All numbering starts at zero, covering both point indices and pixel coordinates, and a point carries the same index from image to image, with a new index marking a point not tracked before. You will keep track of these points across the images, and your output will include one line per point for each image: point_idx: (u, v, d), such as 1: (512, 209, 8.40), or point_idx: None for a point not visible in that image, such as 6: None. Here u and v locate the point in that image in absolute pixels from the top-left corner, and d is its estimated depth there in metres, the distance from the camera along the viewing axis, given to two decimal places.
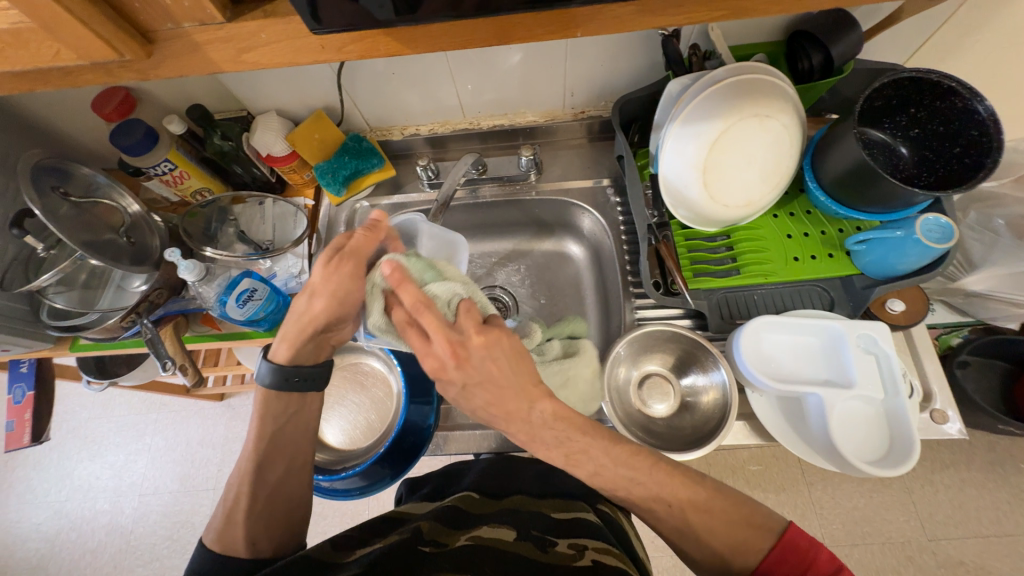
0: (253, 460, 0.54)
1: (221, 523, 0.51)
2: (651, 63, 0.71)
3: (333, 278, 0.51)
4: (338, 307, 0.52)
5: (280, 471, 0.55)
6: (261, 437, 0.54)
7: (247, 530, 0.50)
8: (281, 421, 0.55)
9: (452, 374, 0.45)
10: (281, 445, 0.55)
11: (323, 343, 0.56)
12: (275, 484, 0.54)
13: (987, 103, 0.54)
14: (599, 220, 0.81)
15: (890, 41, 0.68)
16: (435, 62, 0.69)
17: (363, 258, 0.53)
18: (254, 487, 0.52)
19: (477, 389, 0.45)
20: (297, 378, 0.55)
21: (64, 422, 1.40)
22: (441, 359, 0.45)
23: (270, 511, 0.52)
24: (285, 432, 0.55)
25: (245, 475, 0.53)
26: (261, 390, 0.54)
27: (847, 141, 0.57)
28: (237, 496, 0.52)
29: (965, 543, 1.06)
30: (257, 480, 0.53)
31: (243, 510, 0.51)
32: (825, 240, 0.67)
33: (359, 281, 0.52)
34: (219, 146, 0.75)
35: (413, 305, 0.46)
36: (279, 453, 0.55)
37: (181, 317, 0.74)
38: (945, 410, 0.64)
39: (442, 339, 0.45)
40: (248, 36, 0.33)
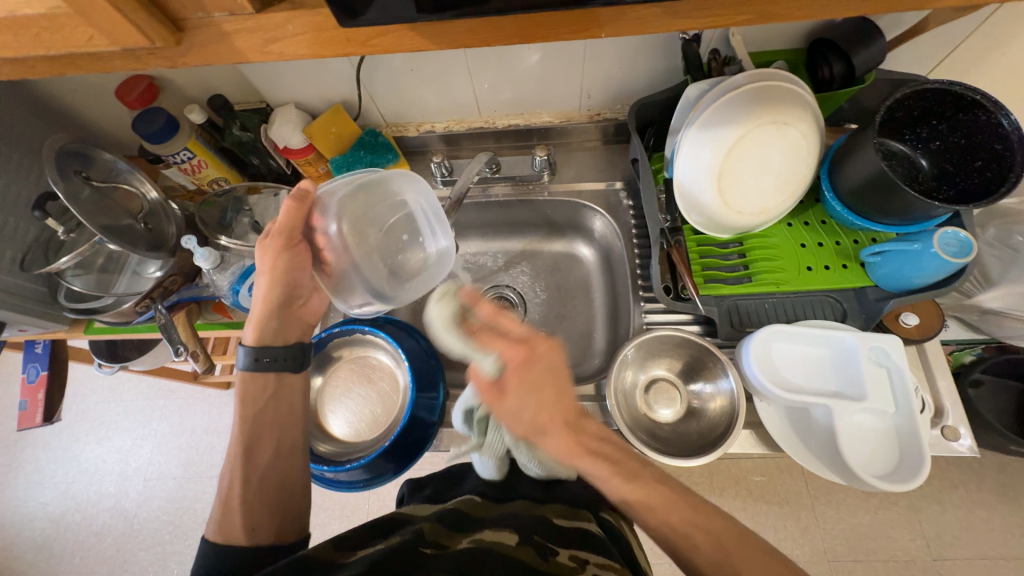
0: (239, 443, 0.56)
1: (218, 513, 0.52)
2: (669, 67, 0.71)
3: (269, 257, 0.58)
4: (280, 281, 0.59)
5: (267, 455, 0.56)
6: (246, 420, 0.56)
7: (244, 515, 0.51)
8: (261, 404, 0.58)
9: (533, 366, 0.53)
10: (265, 426, 0.57)
11: (287, 319, 0.61)
12: (264, 468, 0.55)
13: (1011, 117, 0.53)
14: (610, 222, 0.81)
15: (914, 51, 0.67)
16: (454, 60, 0.69)
17: (291, 233, 0.58)
18: (244, 470, 0.54)
19: (545, 386, 0.53)
20: (267, 358, 0.58)
21: (73, 404, 1.42)
22: (530, 349, 0.54)
23: (261, 495, 0.53)
24: (266, 414, 0.58)
25: (234, 462, 0.55)
26: (244, 374, 0.58)
27: (866, 152, 0.57)
28: (230, 485, 0.53)
29: (972, 565, 1.05)
30: (247, 466, 0.54)
31: (237, 495, 0.52)
32: (840, 250, 0.67)
33: (292, 252, 0.59)
34: (238, 137, 0.76)
35: (495, 314, 0.58)
36: (262, 434, 0.57)
37: (194, 305, 0.75)
38: (957, 427, 0.63)
39: (532, 333, 0.55)
40: (275, 27, 0.34)
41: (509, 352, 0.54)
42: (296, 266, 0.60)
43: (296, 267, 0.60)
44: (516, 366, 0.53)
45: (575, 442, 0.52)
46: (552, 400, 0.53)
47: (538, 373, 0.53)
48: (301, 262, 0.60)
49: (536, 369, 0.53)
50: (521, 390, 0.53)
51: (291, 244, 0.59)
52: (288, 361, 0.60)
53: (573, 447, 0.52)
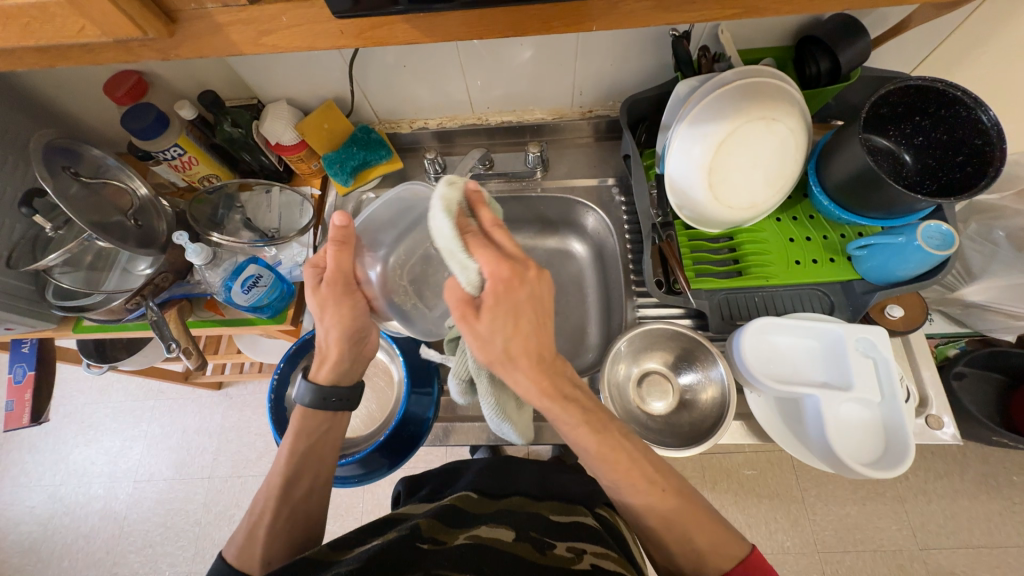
0: (281, 474, 0.56)
1: (242, 539, 0.53)
2: (660, 64, 0.72)
3: (329, 309, 0.53)
4: (345, 327, 0.54)
5: (308, 486, 0.56)
6: (292, 453, 0.56)
7: (264, 549, 0.51)
8: (314, 438, 0.58)
9: (519, 287, 0.43)
10: (310, 460, 0.57)
11: (356, 360, 0.59)
12: (298, 501, 0.55)
13: (991, 113, 0.55)
14: (603, 219, 0.82)
15: (898, 49, 0.68)
16: (446, 56, 0.69)
17: (345, 274, 0.52)
18: (279, 502, 0.54)
19: (521, 312, 0.43)
20: (335, 398, 0.58)
21: (61, 406, 1.40)
22: (517, 269, 0.43)
23: (290, 527, 0.54)
24: (317, 449, 0.58)
25: (270, 493, 0.55)
26: (303, 411, 0.58)
27: (852, 147, 0.58)
28: (260, 513, 0.54)
29: (956, 554, 1.07)
30: (282, 496, 0.55)
31: (264, 527, 0.52)
32: (827, 244, 0.68)
33: (350, 296, 0.53)
34: (229, 133, 0.76)
35: (493, 221, 0.45)
36: (306, 468, 0.57)
37: (185, 303, 0.75)
38: (940, 415, 0.65)
39: (523, 252, 0.44)
40: (269, 19, 0.34)
41: (494, 267, 0.42)
42: (357, 312, 0.54)
43: (360, 313, 0.54)
44: (498, 285, 0.42)
45: (547, 384, 0.45)
46: (531, 332, 0.44)
47: (523, 298, 0.43)
48: (362, 306, 0.54)
49: (520, 293, 0.43)
50: (498, 313, 0.42)
51: (349, 289, 0.53)
52: (346, 399, 0.59)
53: (542, 386, 0.45)
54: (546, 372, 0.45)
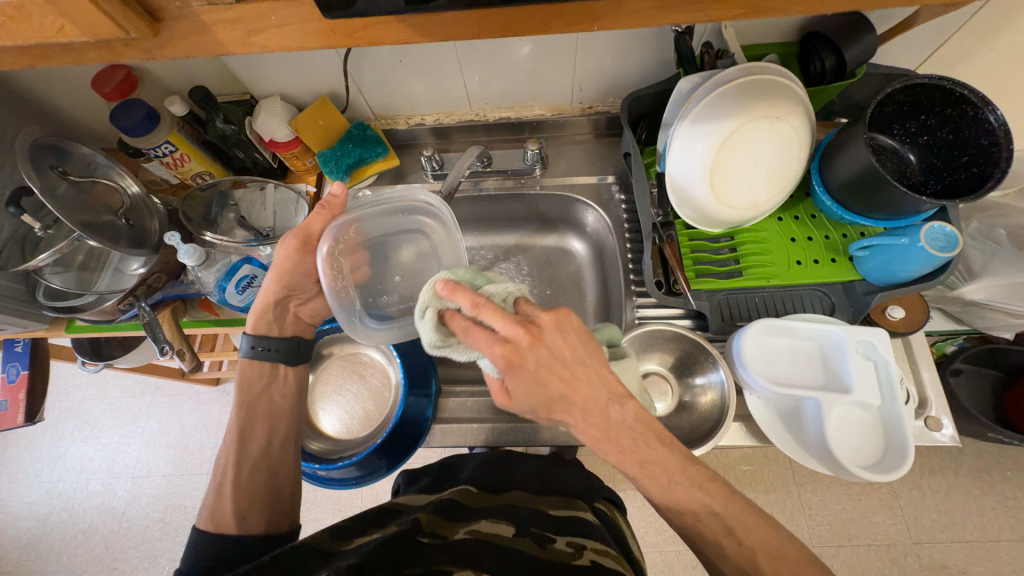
0: (236, 431, 0.58)
1: (212, 501, 0.53)
2: (661, 60, 0.70)
3: (282, 254, 0.59)
4: (283, 278, 0.60)
5: (264, 438, 0.59)
6: (241, 405, 0.60)
7: (233, 506, 0.52)
8: (256, 391, 0.61)
9: (526, 361, 0.43)
10: (259, 411, 0.60)
11: (282, 314, 0.64)
12: (257, 457, 0.58)
13: (998, 112, 0.54)
14: (602, 217, 0.81)
15: (904, 46, 0.67)
16: (444, 51, 0.68)
17: (309, 234, 0.59)
18: (239, 456, 0.57)
19: (544, 382, 0.44)
20: (262, 347, 0.62)
21: (57, 402, 1.39)
22: (515, 347, 0.43)
23: (254, 480, 0.55)
24: (260, 401, 0.61)
25: (229, 451, 0.57)
26: (242, 361, 0.62)
27: (856, 146, 0.57)
28: (224, 472, 0.55)
29: (950, 548, 1.08)
30: (241, 452, 0.57)
31: (229, 484, 0.54)
32: (829, 244, 0.67)
33: (303, 254, 0.60)
34: (222, 129, 0.74)
35: (474, 303, 0.43)
36: (256, 421, 0.60)
37: (180, 302, 0.73)
38: (940, 417, 0.65)
39: (513, 324, 0.43)
40: (258, 18, 0.32)
41: (492, 357, 0.43)
42: (306, 270, 0.61)
43: (306, 271, 0.61)
44: (510, 372, 0.43)
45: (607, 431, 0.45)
46: (568, 392, 0.44)
47: (537, 369, 0.43)
48: (310, 266, 0.61)
49: (528, 364, 0.43)
50: (526, 391, 0.44)
51: (307, 248, 0.60)
52: (282, 352, 0.63)
53: (593, 438, 0.46)
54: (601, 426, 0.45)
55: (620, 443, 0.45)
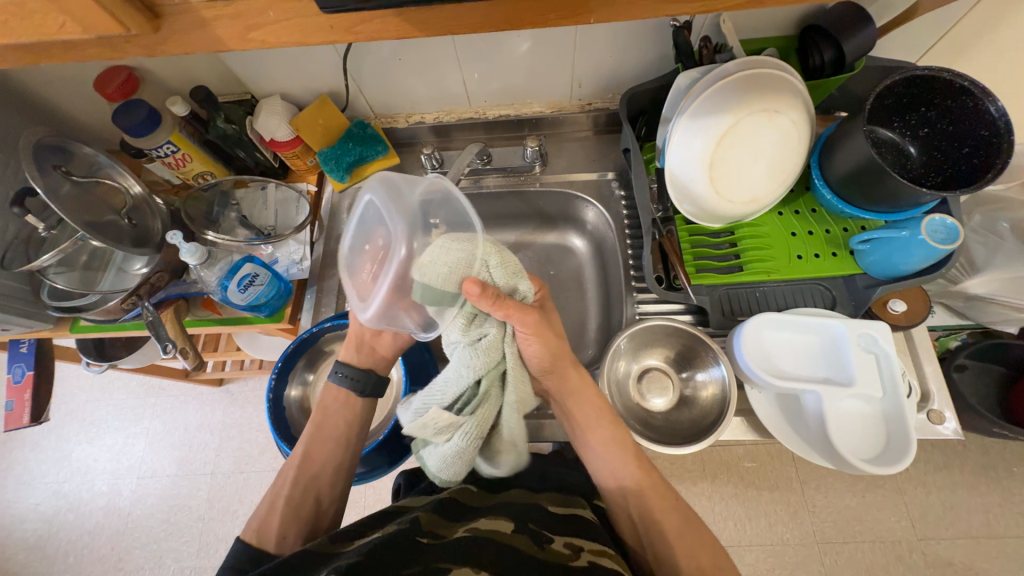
0: (303, 447, 0.60)
1: (263, 515, 0.56)
2: (660, 55, 0.70)
3: None
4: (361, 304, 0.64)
5: (326, 461, 0.60)
6: (313, 428, 0.61)
7: (278, 524, 0.55)
8: (329, 412, 0.62)
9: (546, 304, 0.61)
10: (329, 437, 0.61)
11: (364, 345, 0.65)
12: (315, 473, 0.59)
13: (999, 103, 0.53)
14: (602, 213, 0.81)
15: (905, 39, 0.67)
16: (443, 50, 0.68)
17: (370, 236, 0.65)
18: (297, 473, 0.58)
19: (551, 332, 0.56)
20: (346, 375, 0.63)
21: (62, 404, 1.40)
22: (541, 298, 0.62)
23: (303, 501, 0.57)
24: (329, 423, 0.62)
25: (292, 465, 0.59)
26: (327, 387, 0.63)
27: (855, 139, 0.57)
28: (280, 486, 0.57)
29: (955, 544, 1.08)
30: (302, 469, 0.59)
31: (282, 499, 0.56)
32: (829, 239, 0.67)
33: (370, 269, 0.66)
34: (222, 129, 0.74)
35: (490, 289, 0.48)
36: (322, 440, 0.61)
37: (182, 301, 0.73)
38: (942, 410, 0.64)
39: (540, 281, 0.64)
40: (256, 13, 0.32)
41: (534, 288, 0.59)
42: None
43: None
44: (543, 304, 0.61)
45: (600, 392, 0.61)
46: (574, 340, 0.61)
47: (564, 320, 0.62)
48: None
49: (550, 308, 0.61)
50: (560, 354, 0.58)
51: None
52: (361, 383, 0.63)
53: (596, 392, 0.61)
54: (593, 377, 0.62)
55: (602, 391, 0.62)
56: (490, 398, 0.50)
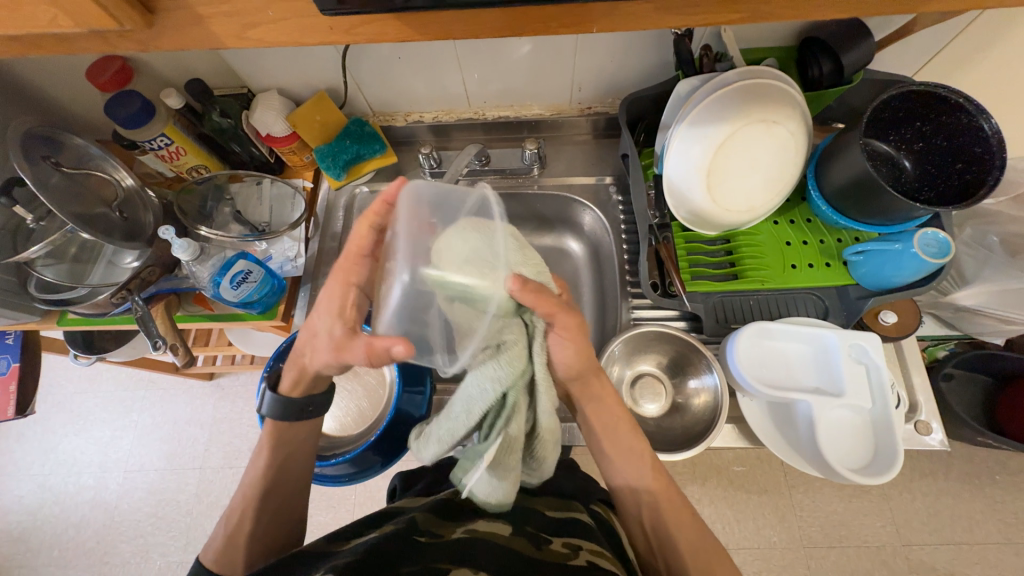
0: (263, 475, 0.57)
1: (223, 542, 0.55)
2: (660, 61, 0.70)
3: (325, 299, 0.50)
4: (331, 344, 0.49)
5: (289, 490, 0.59)
6: (272, 463, 0.58)
7: (246, 551, 0.54)
8: (293, 441, 0.59)
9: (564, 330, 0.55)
10: (293, 470, 0.59)
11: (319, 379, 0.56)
12: (280, 496, 0.58)
13: (993, 121, 0.54)
14: (600, 217, 0.81)
15: (903, 53, 0.68)
16: (444, 50, 0.68)
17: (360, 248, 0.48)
18: (262, 499, 0.57)
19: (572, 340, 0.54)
20: (308, 407, 0.58)
21: (48, 396, 1.38)
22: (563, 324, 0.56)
23: (271, 524, 0.57)
24: (296, 451, 0.60)
25: (252, 491, 0.57)
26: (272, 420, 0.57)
27: (852, 152, 0.57)
28: (245, 512, 0.56)
29: (938, 550, 1.10)
30: (266, 494, 0.57)
31: (250, 526, 0.55)
32: (823, 249, 0.68)
33: (347, 289, 0.49)
34: (218, 123, 0.74)
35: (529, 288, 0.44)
36: (287, 467, 0.59)
37: (174, 297, 0.72)
38: (929, 421, 0.65)
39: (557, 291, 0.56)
40: (253, 12, 0.32)
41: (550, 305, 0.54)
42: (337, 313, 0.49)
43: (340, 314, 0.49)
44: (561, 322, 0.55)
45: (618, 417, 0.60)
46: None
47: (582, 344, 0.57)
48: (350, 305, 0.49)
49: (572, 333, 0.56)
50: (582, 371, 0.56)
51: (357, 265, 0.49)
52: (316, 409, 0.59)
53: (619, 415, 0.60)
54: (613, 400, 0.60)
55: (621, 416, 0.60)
56: (518, 413, 0.45)
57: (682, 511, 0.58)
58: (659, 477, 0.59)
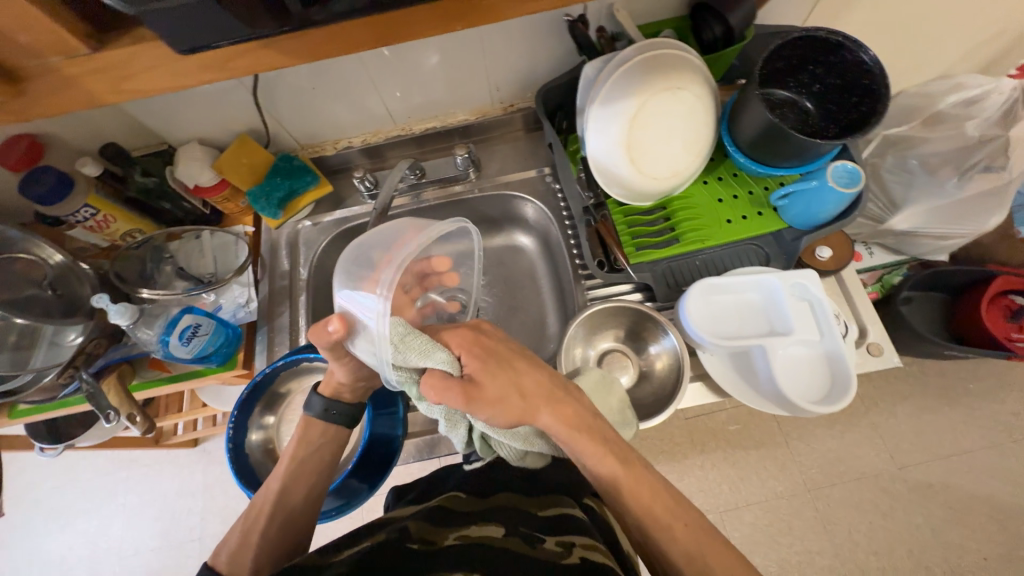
0: (280, 481, 0.58)
1: (235, 546, 0.55)
2: (566, 49, 0.72)
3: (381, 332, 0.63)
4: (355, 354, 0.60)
5: (308, 486, 0.59)
6: (293, 460, 0.59)
7: (255, 557, 0.53)
8: (313, 447, 0.61)
9: (487, 346, 0.54)
10: (308, 470, 0.60)
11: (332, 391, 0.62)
12: (295, 504, 0.58)
13: (871, 53, 0.57)
14: (542, 209, 0.82)
15: (789, 3, 0.71)
16: (354, 72, 0.69)
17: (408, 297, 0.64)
18: (275, 506, 0.57)
19: (505, 389, 0.52)
20: (334, 410, 0.62)
21: (24, 496, 1.31)
22: (478, 334, 0.55)
23: (283, 530, 0.56)
24: (314, 457, 0.61)
25: (269, 496, 0.58)
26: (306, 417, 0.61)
27: (752, 104, 0.60)
28: (256, 515, 0.57)
29: (931, 466, 1.17)
30: (279, 502, 0.57)
31: (259, 531, 0.55)
32: (753, 200, 0.70)
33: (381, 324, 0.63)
34: (142, 183, 0.73)
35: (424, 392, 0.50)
36: (301, 475, 0.59)
37: (126, 365, 0.71)
38: (879, 342, 0.67)
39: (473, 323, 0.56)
40: (122, 64, 0.32)
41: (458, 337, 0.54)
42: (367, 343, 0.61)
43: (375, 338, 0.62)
44: (471, 348, 0.53)
45: (570, 416, 0.54)
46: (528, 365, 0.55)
47: (498, 346, 0.55)
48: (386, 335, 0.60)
49: (491, 349, 0.54)
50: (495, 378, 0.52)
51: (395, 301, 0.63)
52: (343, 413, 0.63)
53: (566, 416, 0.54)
54: (564, 402, 0.55)
55: (583, 424, 0.54)
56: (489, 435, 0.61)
57: (670, 509, 0.52)
58: (630, 472, 0.53)
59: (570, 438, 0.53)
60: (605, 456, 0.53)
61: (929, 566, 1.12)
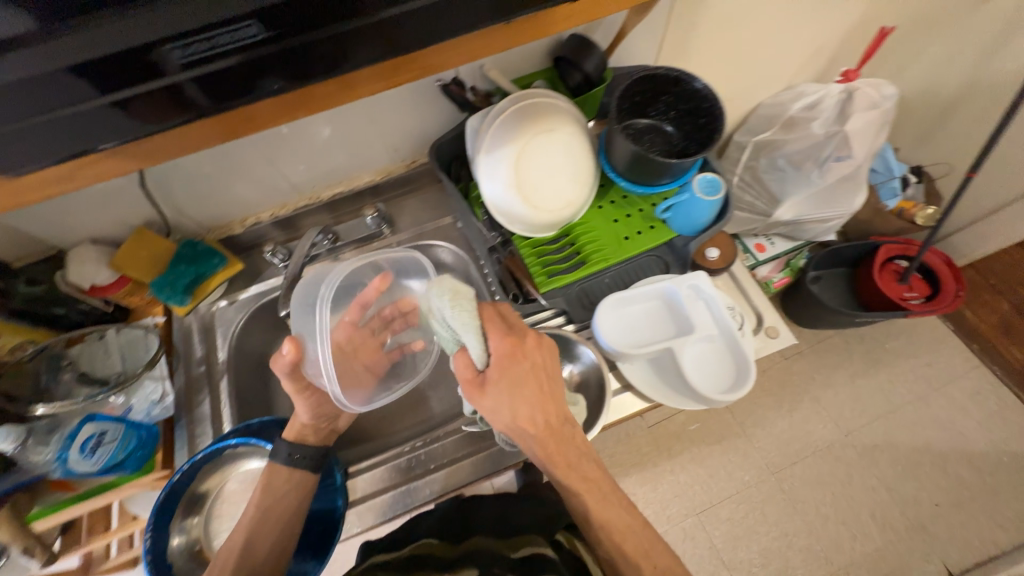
0: (247, 532, 0.61)
1: None
2: (450, 107, 0.77)
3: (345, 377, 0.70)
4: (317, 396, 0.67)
5: (271, 534, 0.62)
6: (259, 507, 0.62)
7: None
8: (279, 492, 0.64)
9: (520, 359, 0.54)
10: (270, 521, 0.62)
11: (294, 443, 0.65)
12: (260, 555, 0.60)
13: (702, 81, 0.67)
14: (456, 252, 0.87)
15: (638, 46, 0.81)
16: (249, 152, 0.71)
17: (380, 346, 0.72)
18: (238, 562, 0.59)
19: (525, 395, 0.53)
20: (298, 455, 0.65)
21: None
22: (517, 344, 0.54)
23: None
24: (279, 504, 0.63)
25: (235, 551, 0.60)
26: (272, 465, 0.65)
27: (616, 136, 0.69)
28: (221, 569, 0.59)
29: (872, 427, 1.26)
30: (243, 558, 0.59)
31: None
32: (645, 216, 0.77)
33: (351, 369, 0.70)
34: (27, 292, 0.67)
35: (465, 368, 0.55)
36: (266, 523, 0.62)
37: (22, 493, 0.63)
38: (774, 326, 0.75)
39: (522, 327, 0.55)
40: None
41: (496, 343, 0.53)
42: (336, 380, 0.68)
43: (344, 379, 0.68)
44: (503, 360, 0.53)
45: (552, 445, 0.54)
46: (533, 397, 0.53)
47: (525, 366, 0.54)
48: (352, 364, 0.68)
49: (524, 361, 0.54)
50: (499, 388, 0.52)
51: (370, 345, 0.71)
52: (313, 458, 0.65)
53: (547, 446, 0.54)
54: (551, 433, 0.55)
55: (567, 453, 0.55)
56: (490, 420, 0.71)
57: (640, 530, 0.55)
58: (601, 498, 0.55)
59: (552, 465, 0.55)
60: (592, 484, 0.55)
61: (892, 524, 1.18)
